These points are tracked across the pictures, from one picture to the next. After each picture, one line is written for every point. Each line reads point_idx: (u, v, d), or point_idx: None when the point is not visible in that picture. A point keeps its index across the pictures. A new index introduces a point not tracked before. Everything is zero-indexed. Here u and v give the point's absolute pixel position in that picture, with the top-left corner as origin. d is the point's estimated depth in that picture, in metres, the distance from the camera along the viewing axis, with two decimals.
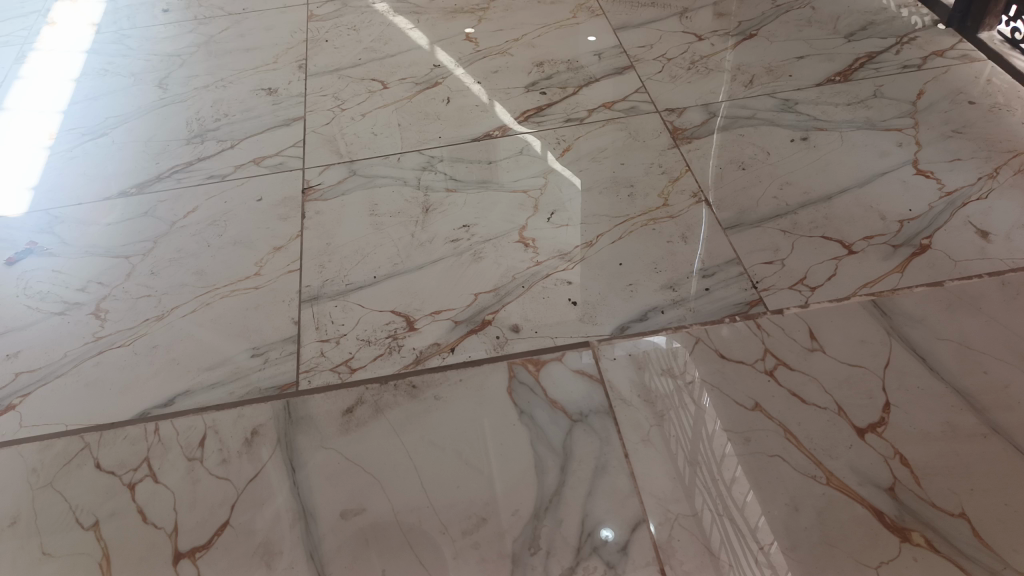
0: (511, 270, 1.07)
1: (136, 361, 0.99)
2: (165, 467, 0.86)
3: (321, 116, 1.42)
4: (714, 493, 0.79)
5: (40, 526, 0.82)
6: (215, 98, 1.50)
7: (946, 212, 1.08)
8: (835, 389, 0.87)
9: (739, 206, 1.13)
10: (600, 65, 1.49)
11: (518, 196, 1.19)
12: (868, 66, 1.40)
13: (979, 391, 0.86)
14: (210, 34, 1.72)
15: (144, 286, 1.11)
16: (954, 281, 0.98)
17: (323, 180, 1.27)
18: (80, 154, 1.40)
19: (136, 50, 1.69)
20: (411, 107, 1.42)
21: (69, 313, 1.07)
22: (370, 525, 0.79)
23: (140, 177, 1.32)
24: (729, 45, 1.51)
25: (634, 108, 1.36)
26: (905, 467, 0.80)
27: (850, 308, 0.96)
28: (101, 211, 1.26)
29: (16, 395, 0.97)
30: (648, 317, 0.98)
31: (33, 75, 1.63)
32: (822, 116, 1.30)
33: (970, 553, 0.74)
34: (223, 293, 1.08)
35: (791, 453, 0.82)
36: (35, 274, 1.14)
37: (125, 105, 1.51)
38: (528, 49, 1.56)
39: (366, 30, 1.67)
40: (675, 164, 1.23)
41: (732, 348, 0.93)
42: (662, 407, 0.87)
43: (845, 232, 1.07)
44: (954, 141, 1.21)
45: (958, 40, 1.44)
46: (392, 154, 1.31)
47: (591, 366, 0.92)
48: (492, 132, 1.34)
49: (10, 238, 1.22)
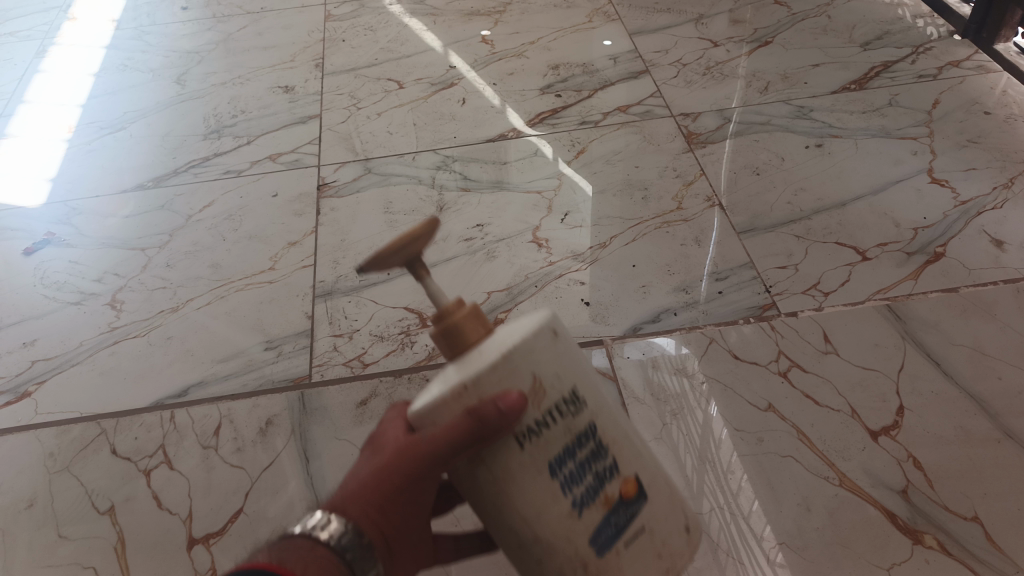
0: (524, 269, 1.07)
1: (152, 351, 1.00)
2: (180, 454, 0.87)
3: (337, 114, 1.43)
4: (726, 493, 0.79)
5: (56, 510, 0.83)
6: (233, 94, 1.52)
7: (960, 221, 1.08)
8: (848, 392, 0.87)
9: (753, 211, 1.14)
10: (615, 70, 1.49)
11: (532, 197, 1.20)
12: (883, 75, 1.40)
13: (993, 397, 0.86)
14: (229, 32, 1.73)
15: (159, 278, 1.12)
16: (968, 287, 0.98)
17: (338, 178, 1.27)
18: (98, 148, 1.41)
19: (155, 46, 1.71)
20: (427, 107, 1.43)
21: (85, 303, 1.08)
22: None
23: (157, 171, 1.33)
24: (744, 52, 1.51)
25: (649, 111, 1.37)
26: (918, 470, 0.80)
27: (864, 312, 0.96)
28: (118, 204, 1.27)
29: (33, 382, 0.98)
30: (661, 318, 0.98)
31: (53, 69, 1.65)
32: (837, 124, 1.30)
33: (983, 556, 0.73)
34: (237, 287, 1.09)
35: (803, 454, 0.82)
36: (52, 263, 1.16)
37: (143, 100, 1.53)
38: (543, 52, 1.56)
39: (382, 31, 1.68)
40: (689, 168, 1.23)
41: (744, 349, 0.93)
42: (674, 406, 0.87)
43: (859, 239, 1.07)
44: (969, 151, 1.21)
45: (974, 51, 1.45)
46: (407, 153, 1.32)
47: (604, 364, 0.93)
48: (507, 133, 1.35)
49: (28, 227, 1.23)
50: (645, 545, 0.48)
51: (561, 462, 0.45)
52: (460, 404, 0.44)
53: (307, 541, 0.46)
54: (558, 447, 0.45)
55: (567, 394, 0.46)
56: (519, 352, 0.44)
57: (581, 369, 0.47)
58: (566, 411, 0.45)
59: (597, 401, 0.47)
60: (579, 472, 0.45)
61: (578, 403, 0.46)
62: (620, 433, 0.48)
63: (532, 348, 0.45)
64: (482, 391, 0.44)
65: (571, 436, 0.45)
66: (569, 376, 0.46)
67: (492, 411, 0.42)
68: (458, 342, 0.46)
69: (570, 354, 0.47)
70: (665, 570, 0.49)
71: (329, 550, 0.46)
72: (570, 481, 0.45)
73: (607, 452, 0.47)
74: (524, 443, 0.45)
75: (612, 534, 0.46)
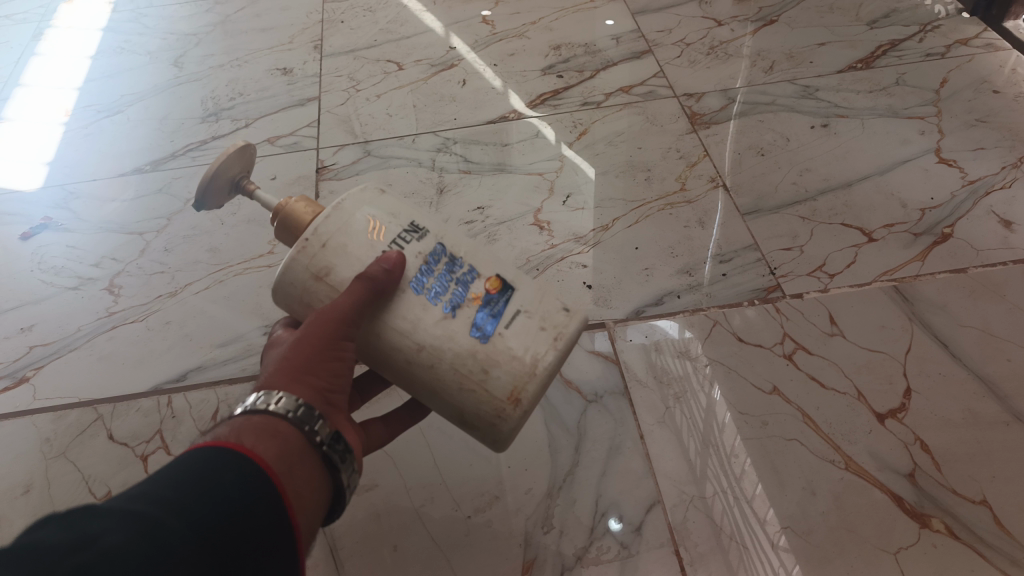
0: (526, 252, 1.06)
1: (150, 336, 1.00)
2: (177, 439, 0.86)
3: (336, 96, 1.41)
4: (730, 477, 0.78)
5: (52, 496, 0.82)
6: (230, 76, 1.50)
7: (968, 202, 1.07)
8: (854, 374, 0.86)
9: (757, 192, 1.12)
10: (618, 50, 1.47)
11: (533, 179, 1.19)
12: (891, 54, 1.38)
13: (1002, 379, 0.85)
14: (228, 13, 1.71)
15: (157, 263, 1.11)
16: (977, 268, 0.97)
17: (337, 161, 1.26)
18: (96, 131, 1.39)
19: (152, 28, 1.69)
20: (427, 89, 1.41)
21: (83, 288, 1.07)
22: (382, 501, 0.78)
23: (154, 155, 1.32)
24: (749, 31, 1.49)
25: (652, 92, 1.34)
26: (926, 453, 0.79)
27: (870, 294, 0.95)
28: (116, 188, 1.25)
29: (30, 367, 0.97)
30: (664, 300, 0.97)
31: (50, 52, 1.64)
32: (843, 103, 1.28)
33: (991, 541, 0.72)
34: (236, 271, 1.08)
35: (808, 437, 0.81)
36: (50, 248, 1.15)
37: (140, 82, 1.51)
38: (545, 32, 1.54)
39: (381, 11, 1.66)
40: (693, 149, 1.21)
41: (749, 331, 0.92)
42: (677, 389, 0.86)
43: (865, 220, 1.06)
44: (978, 130, 1.19)
45: (983, 29, 1.42)
46: (406, 135, 1.30)
47: (606, 348, 0.91)
48: (508, 114, 1.33)
49: (25, 212, 1.22)
50: (523, 324, 0.61)
51: (422, 281, 0.61)
52: (312, 253, 0.60)
53: (245, 414, 0.53)
54: (415, 270, 0.61)
55: (407, 226, 0.63)
56: (331, 209, 0.61)
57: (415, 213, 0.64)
58: (410, 236, 0.62)
59: (435, 228, 0.64)
60: (438, 283, 0.61)
61: (417, 231, 0.63)
62: (467, 247, 0.63)
63: (339, 203, 0.62)
64: (361, 260, 0.60)
65: (423, 258, 0.62)
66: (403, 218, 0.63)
67: (381, 270, 0.58)
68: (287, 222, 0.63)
69: (400, 200, 0.65)
70: (552, 338, 0.60)
71: (263, 417, 0.53)
72: (436, 291, 0.60)
73: (462, 262, 0.62)
74: (416, 289, 0.60)
75: (491, 320, 0.60)
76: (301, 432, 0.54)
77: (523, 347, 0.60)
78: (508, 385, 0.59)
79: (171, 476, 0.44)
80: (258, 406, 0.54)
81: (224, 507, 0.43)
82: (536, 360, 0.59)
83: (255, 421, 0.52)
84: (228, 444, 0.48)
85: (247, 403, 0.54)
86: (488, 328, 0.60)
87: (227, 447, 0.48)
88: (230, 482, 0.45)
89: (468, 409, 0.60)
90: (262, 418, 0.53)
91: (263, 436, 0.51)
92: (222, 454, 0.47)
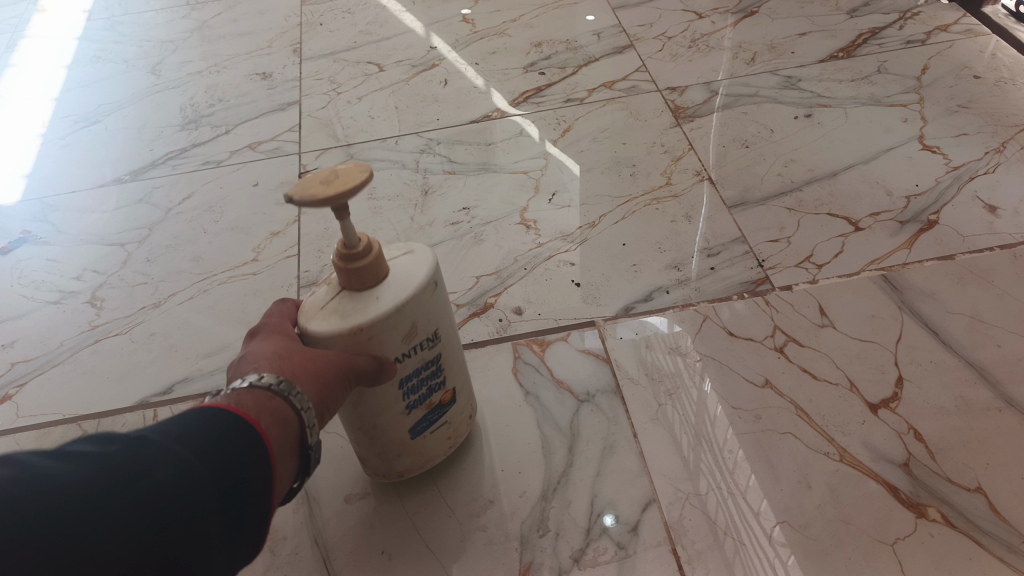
0: (513, 252, 1.05)
1: (135, 348, 0.98)
2: None
3: (317, 100, 1.40)
4: (723, 471, 0.77)
5: None
6: (210, 82, 1.48)
7: (952, 188, 1.07)
8: (846, 365, 0.86)
9: (743, 184, 1.12)
10: (599, 45, 1.46)
11: (518, 178, 1.18)
12: (872, 42, 1.38)
13: (993, 365, 0.85)
14: (204, 19, 1.70)
15: (140, 274, 1.09)
16: (965, 255, 0.97)
17: (320, 165, 1.24)
18: (74, 141, 1.37)
19: (129, 36, 1.67)
20: (409, 90, 1.40)
21: (64, 301, 1.06)
22: (376, 510, 0.77)
23: (135, 164, 1.30)
24: (730, 23, 1.49)
25: (635, 87, 1.34)
26: (920, 443, 0.79)
27: (859, 283, 0.95)
28: (96, 199, 1.24)
29: (13, 385, 0.95)
30: (653, 296, 0.97)
31: (25, 62, 1.61)
32: (825, 93, 1.28)
33: (989, 528, 0.72)
34: (220, 280, 1.06)
35: (802, 430, 0.80)
36: (30, 262, 1.13)
37: (118, 90, 1.49)
38: (526, 30, 1.53)
39: (361, 13, 1.64)
40: (678, 143, 1.21)
41: (739, 325, 0.91)
42: (669, 386, 0.85)
43: (851, 209, 1.06)
44: (960, 116, 1.19)
45: (961, 15, 1.43)
46: (389, 137, 1.29)
47: (597, 346, 0.91)
48: (490, 114, 1.32)
49: (4, 227, 1.20)
50: (442, 430, 0.72)
51: (407, 381, 0.63)
52: (358, 340, 0.57)
53: (266, 393, 0.49)
54: (407, 373, 0.63)
55: (430, 335, 0.62)
56: (393, 306, 0.57)
57: (442, 316, 0.63)
58: (424, 346, 0.62)
59: (445, 337, 0.65)
60: (415, 386, 0.65)
61: (433, 341, 0.63)
62: (450, 359, 0.68)
63: (403, 303, 0.58)
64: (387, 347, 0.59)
65: (421, 363, 0.64)
66: (432, 324, 0.62)
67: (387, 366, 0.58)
68: (359, 278, 0.57)
69: (440, 299, 0.62)
70: (448, 442, 0.75)
71: (280, 408, 0.49)
72: (410, 391, 0.65)
73: (439, 372, 0.67)
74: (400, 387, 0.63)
75: (425, 424, 0.69)
76: (301, 434, 0.50)
77: (430, 446, 0.72)
78: (405, 467, 0.72)
79: (193, 448, 0.42)
80: (275, 387, 0.49)
81: (225, 499, 0.42)
82: (430, 459, 0.73)
83: (274, 407, 0.49)
84: (250, 437, 0.45)
85: (251, 377, 0.49)
86: (419, 428, 0.69)
87: (244, 424, 0.45)
88: (236, 489, 0.43)
89: (369, 459, 0.71)
90: (281, 408, 0.49)
91: (274, 431, 0.48)
92: (238, 429, 0.45)
